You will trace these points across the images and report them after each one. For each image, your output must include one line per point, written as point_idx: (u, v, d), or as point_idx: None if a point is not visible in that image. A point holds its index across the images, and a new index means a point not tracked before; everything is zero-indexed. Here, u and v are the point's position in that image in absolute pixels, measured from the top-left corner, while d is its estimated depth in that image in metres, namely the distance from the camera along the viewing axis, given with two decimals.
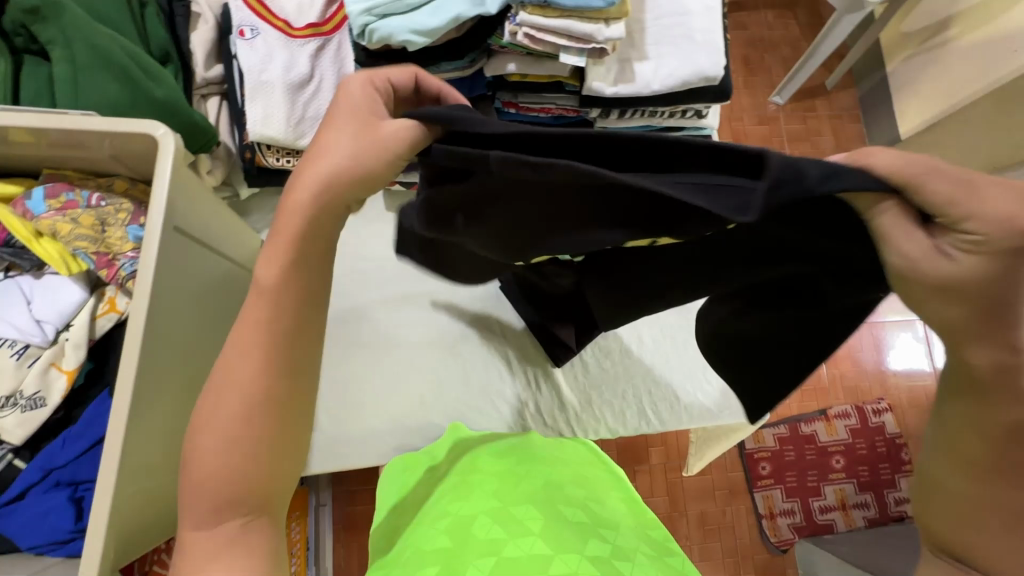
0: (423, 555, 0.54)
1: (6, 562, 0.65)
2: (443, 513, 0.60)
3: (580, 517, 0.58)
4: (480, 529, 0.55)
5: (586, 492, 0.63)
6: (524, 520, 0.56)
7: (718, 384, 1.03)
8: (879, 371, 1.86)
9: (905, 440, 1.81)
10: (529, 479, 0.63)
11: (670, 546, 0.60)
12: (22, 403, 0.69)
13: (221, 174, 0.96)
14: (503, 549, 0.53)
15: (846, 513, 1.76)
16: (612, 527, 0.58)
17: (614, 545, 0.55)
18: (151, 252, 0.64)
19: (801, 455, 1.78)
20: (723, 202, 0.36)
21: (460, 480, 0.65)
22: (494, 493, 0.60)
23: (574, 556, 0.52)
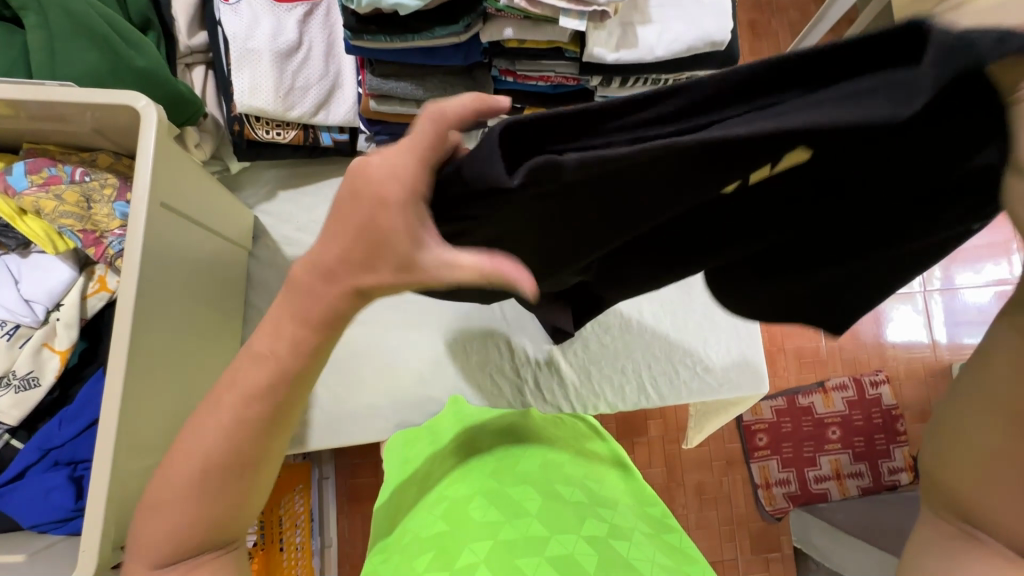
0: (421, 539, 0.55)
1: (9, 540, 0.65)
2: (441, 495, 0.60)
3: (578, 497, 0.58)
4: (477, 511, 0.55)
5: (585, 471, 0.64)
6: (521, 501, 0.56)
7: (719, 359, 1.02)
8: (878, 343, 1.86)
9: (901, 411, 1.83)
10: (527, 458, 0.63)
11: (668, 522, 0.60)
12: (16, 382, 0.68)
13: (210, 148, 0.93)
14: (500, 532, 0.53)
15: (840, 482, 1.79)
16: (610, 506, 0.59)
17: (612, 524, 0.55)
18: (139, 229, 0.62)
19: (797, 427, 1.80)
20: (888, 98, 0.33)
21: (458, 460, 0.65)
22: (492, 475, 0.60)
23: (570, 537, 0.52)
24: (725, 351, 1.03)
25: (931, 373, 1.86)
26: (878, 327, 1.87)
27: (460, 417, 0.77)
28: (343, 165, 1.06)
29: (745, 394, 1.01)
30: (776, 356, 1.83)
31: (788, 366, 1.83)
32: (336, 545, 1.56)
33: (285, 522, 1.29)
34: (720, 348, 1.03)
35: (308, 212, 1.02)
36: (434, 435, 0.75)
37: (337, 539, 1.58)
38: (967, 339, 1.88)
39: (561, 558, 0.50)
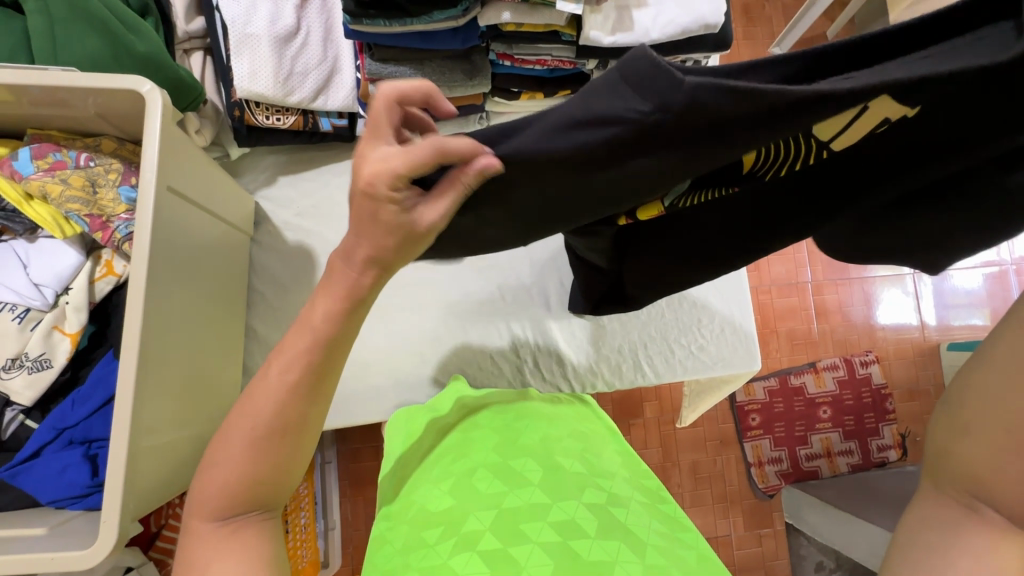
0: (428, 511, 0.56)
1: (28, 516, 0.67)
2: (445, 468, 0.62)
3: (578, 468, 0.60)
4: (481, 483, 0.58)
5: (584, 445, 0.65)
6: (523, 472, 0.58)
7: (713, 339, 1.05)
8: (868, 325, 1.90)
9: (890, 390, 1.88)
10: (528, 432, 0.65)
11: (663, 494, 0.63)
12: (28, 364, 0.70)
13: (210, 134, 0.94)
14: (504, 500, 0.55)
15: (831, 460, 1.84)
16: (608, 477, 0.61)
17: (610, 493, 0.57)
18: (146, 209, 0.64)
19: (789, 407, 1.84)
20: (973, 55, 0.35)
21: (458, 435, 0.67)
22: (494, 448, 0.63)
23: (571, 503, 0.54)
24: (718, 330, 1.05)
25: (919, 353, 1.91)
26: (870, 309, 1.91)
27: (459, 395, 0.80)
28: (343, 149, 1.07)
29: (737, 371, 1.05)
30: (769, 338, 1.86)
31: (780, 348, 1.86)
32: (340, 529, 1.59)
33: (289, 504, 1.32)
34: (714, 326, 1.06)
35: (308, 197, 1.04)
36: (437, 412, 0.76)
37: (340, 521, 1.61)
38: (956, 321, 1.93)
39: (563, 521, 0.52)
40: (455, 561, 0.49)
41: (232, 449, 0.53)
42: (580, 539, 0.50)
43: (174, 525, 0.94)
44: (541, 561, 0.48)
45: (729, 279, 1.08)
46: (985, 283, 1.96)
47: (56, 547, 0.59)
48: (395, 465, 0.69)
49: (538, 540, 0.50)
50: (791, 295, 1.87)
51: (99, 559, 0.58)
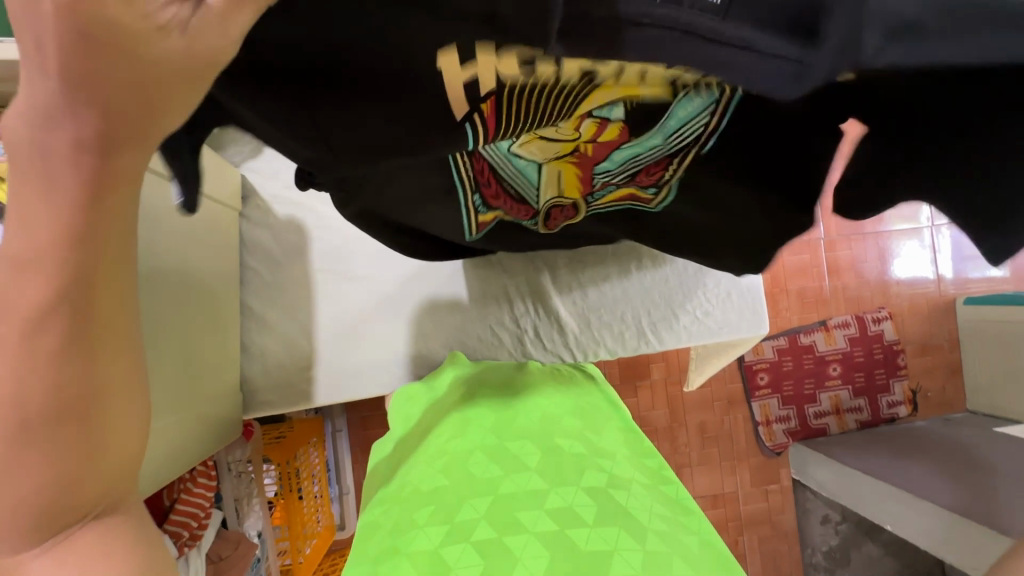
0: (421, 495, 0.55)
1: None
2: (442, 448, 0.60)
3: (577, 449, 0.59)
4: (476, 466, 0.56)
5: (584, 424, 0.64)
6: (520, 456, 0.57)
7: (719, 304, 1.02)
8: (882, 281, 1.85)
9: (902, 347, 1.85)
10: (526, 415, 0.64)
11: (665, 475, 0.62)
12: None
13: None
14: (500, 486, 0.53)
15: (839, 417, 1.83)
16: (610, 458, 0.59)
17: (611, 475, 0.56)
18: None
19: (799, 365, 1.82)
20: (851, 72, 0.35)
21: (454, 415, 0.65)
22: (491, 430, 0.61)
23: (568, 489, 0.53)
24: (725, 295, 1.02)
25: (933, 308, 1.87)
26: (883, 264, 1.85)
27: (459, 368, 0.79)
28: None
29: (744, 336, 1.03)
30: (779, 297, 1.82)
31: (790, 307, 1.83)
32: (355, 493, 1.63)
33: (302, 473, 1.35)
34: (722, 291, 1.02)
35: (297, 167, 1.00)
36: (433, 390, 0.75)
37: (354, 487, 1.65)
38: (973, 274, 1.88)
39: (561, 509, 0.50)
40: (446, 552, 0.47)
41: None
42: (578, 527, 0.48)
43: (186, 499, 0.96)
44: (538, 553, 0.46)
45: None
46: None
47: None
48: (397, 444, 0.68)
49: (536, 529, 0.48)
50: (803, 252, 1.82)
51: None
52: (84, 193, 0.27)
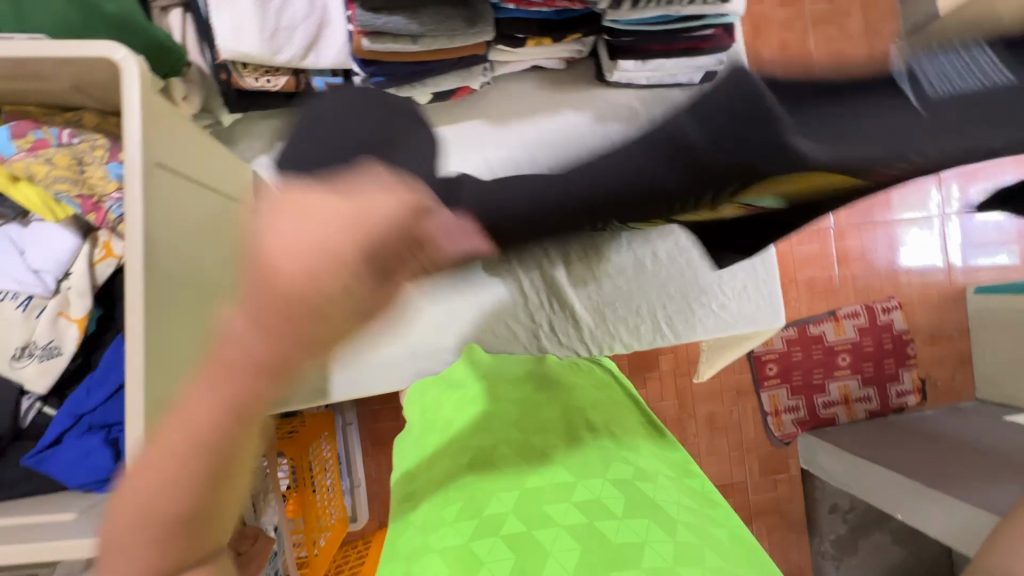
0: (448, 490, 0.55)
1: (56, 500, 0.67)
2: (463, 443, 0.60)
3: (602, 442, 0.59)
4: (501, 460, 0.56)
5: (605, 417, 0.64)
6: (544, 450, 0.57)
7: (735, 297, 1.02)
8: (892, 270, 1.84)
9: (912, 336, 1.85)
10: (548, 409, 0.64)
11: (689, 466, 0.62)
12: (38, 353, 0.68)
13: (198, 100, 0.86)
14: (526, 479, 0.53)
15: (848, 406, 1.83)
16: (633, 450, 0.59)
17: (636, 467, 0.56)
18: (135, 190, 0.60)
19: (808, 355, 1.82)
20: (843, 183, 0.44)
21: (473, 408, 0.65)
22: (513, 424, 0.61)
23: (595, 481, 0.53)
24: (741, 288, 1.02)
25: (943, 297, 1.86)
26: (893, 253, 1.84)
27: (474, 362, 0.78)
28: None
29: (760, 328, 1.02)
30: (789, 287, 1.81)
31: (799, 298, 1.82)
32: (366, 486, 1.63)
33: (315, 467, 1.35)
34: (737, 283, 1.02)
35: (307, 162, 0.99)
36: (451, 382, 0.74)
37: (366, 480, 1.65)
38: (983, 262, 1.87)
39: (588, 501, 0.50)
40: (476, 547, 0.47)
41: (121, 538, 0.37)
42: (607, 520, 0.49)
43: None
44: (569, 545, 0.46)
45: None
46: (1017, 220, 1.87)
47: (86, 533, 0.58)
48: (416, 438, 0.68)
49: (565, 522, 0.48)
50: (812, 242, 1.81)
51: None
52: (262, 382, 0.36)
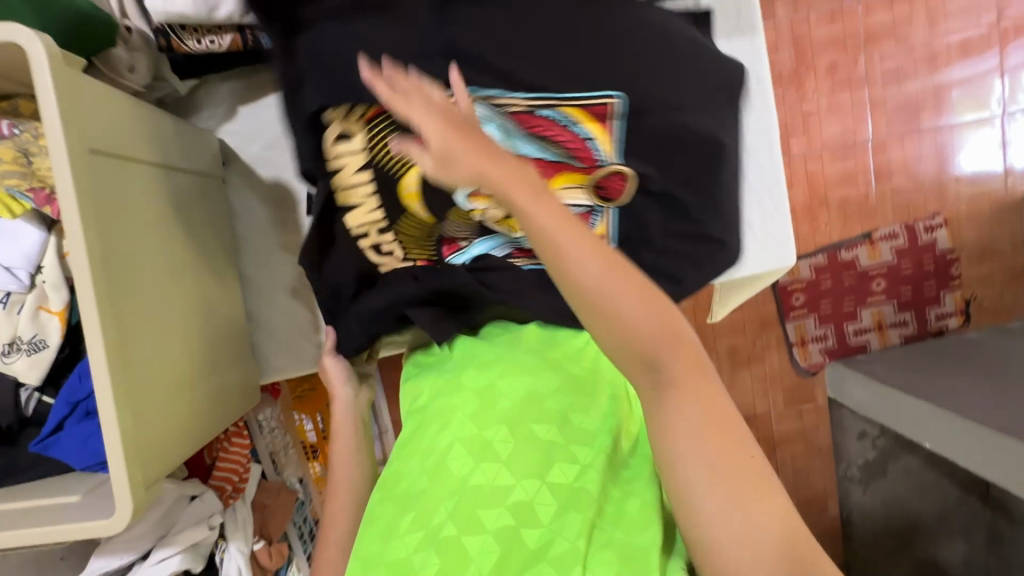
0: (409, 494, 0.57)
1: (67, 479, 0.71)
2: (426, 442, 0.60)
3: (552, 436, 0.57)
4: (454, 461, 0.56)
5: (568, 401, 0.60)
6: (494, 446, 0.56)
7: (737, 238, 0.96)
8: (939, 181, 1.68)
9: (957, 256, 1.72)
10: (509, 394, 0.60)
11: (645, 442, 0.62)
12: (25, 347, 0.70)
13: (146, 71, 0.81)
14: (470, 480, 0.55)
15: (881, 333, 1.75)
16: (586, 442, 0.58)
17: (582, 465, 0.56)
18: (67, 180, 0.58)
19: (838, 282, 1.71)
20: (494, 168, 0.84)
21: (444, 396, 0.63)
22: (471, 416, 0.59)
23: (535, 483, 0.54)
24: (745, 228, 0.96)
25: (996, 210, 1.72)
26: (940, 163, 1.68)
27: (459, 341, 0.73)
28: None
29: (770, 268, 0.95)
30: (819, 211, 1.69)
31: (830, 221, 1.69)
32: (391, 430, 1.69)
33: None
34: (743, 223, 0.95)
35: (271, 126, 0.94)
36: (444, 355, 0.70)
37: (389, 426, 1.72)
38: None
39: (520, 506, 0.53)
40: (416, 559, 0.52)
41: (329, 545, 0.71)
42: (531, 527, 0.52)
43: (225, 456, 1.08)
44: (490, 550, 0.51)
45: (756, 168, 0.95)
46: None
47: (85, 516, 0.62)
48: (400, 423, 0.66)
49: (494, 529, 0.52)
50: (847, 157, 1.66)
51: (122, 527, 0.61)
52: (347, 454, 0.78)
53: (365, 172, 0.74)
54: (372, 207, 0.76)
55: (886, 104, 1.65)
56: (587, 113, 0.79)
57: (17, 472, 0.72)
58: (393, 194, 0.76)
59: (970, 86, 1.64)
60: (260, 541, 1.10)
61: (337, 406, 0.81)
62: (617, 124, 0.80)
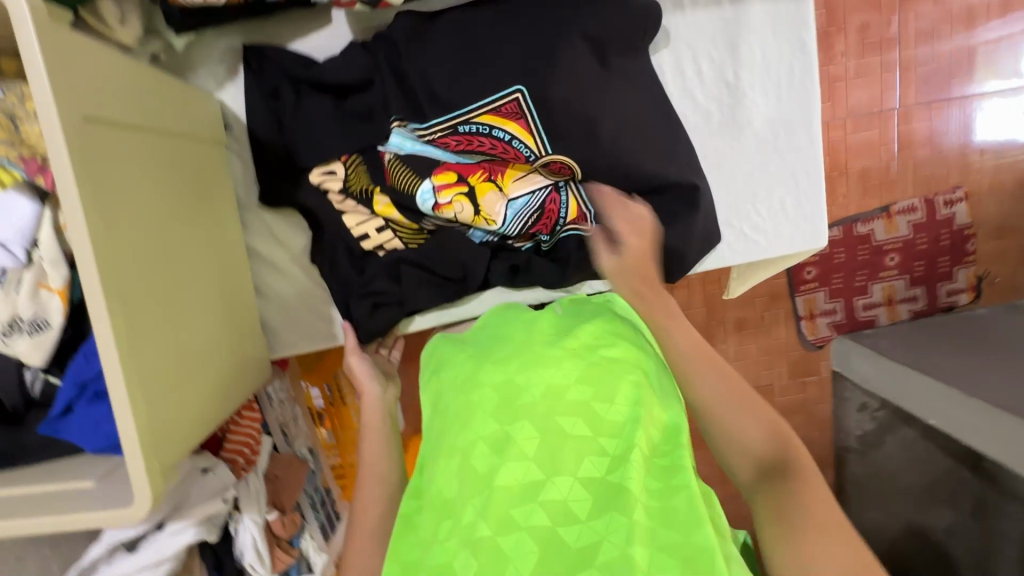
0: (442, 498, 0.55)
1: (80, 462, 0.69)
2: (449, 441, 0.58)
3: (580, 429, 0.54)
4: (476, 458, 0.55)
5: (591, 390, 0.57)
6: (518, 442, 0.54)
7: (769, 218, 0.90)
8: (963, 153, 1.62)
9: (974, 231, 1.68)
10: (529, 387, 0.58)
11: (681, 425, 0.58)
12: (26, 327, 0.66)
13: (138, 23, 0.74)
14: (498, 478, 0.52)
15: (891, 308, 1.73)
16: (614, 432, 0.54)
17: (614, 456, 0.53)
18: (59, 149, 0.53)
19: (852, 256, 1.68)
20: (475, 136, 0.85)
21: (464, 394, 0.61)
22: (492, 412, 0.57)
23: (567, 479, 0.51)
24: (778, 207, 0.90)
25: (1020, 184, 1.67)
26: (966, 133, 1.62)
27: (483, 342, 0.72)
28: (306, 20, 0.85)
29: (799, 250, 0.91)
30: (838, 181, 1.63)
31: (849, 193, 1.64)
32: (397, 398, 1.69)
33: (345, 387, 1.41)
34: (773, 202, 0.89)
35: None
36: (463, 351, 0.70)
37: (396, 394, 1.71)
38: None
39: (555, 504, 0.50)
40: (456, 563, 0.49)
41: (361, 538, 0.68)
42: (570, 524, 0.49)
43: (235, 431, 1.07)
44: (530, 550, 0.48)
45: (794, 143, 0.88)
46: None
47: (102, 504, 0.60)
48: (426, 427, 0.66)
49: (531, 527, 0.49)
50: (871, 126, 1.60)
51: (141, 516, 0.59)
52: (375, 437, 0.77)
53: (343, 198, 0.86)
54: (361, 215, 0.87)
55: (918, 68, 1.56)
56: (499, 108, 0.80)
57: (26, 454, 0.70)
58: (373, 213, 0.87)
59: (1006, 50, 1.56)
60: (275, 511, 1.10)
61: (366, 403, 0.82)
62: (529, 115, 0.80)
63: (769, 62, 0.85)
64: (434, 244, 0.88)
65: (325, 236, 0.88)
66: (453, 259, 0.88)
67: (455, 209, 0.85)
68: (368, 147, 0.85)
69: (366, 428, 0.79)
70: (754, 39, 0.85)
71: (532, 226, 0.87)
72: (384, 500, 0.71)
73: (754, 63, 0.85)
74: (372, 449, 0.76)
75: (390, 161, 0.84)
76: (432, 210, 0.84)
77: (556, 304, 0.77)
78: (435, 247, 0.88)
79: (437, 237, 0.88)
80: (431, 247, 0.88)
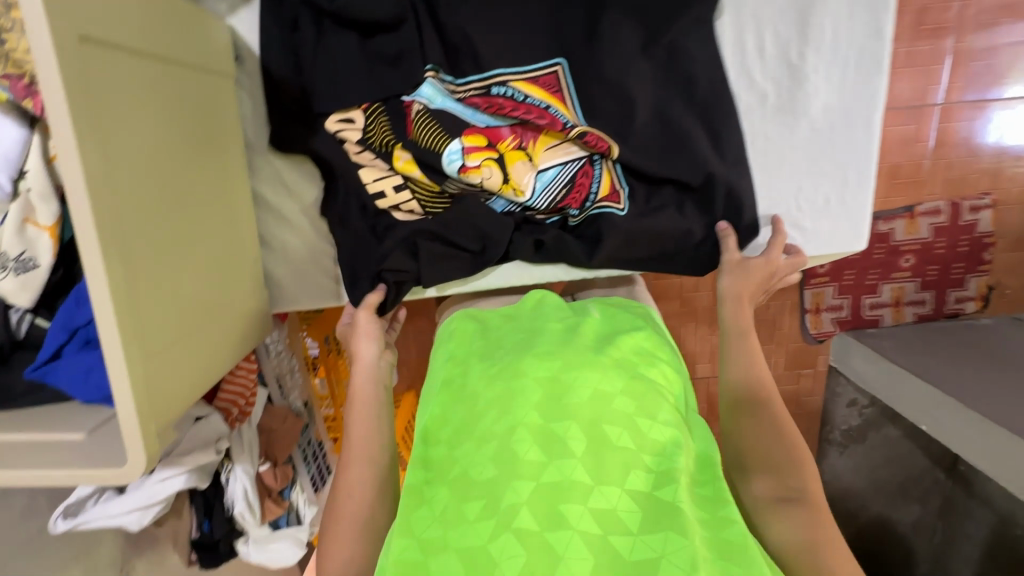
0: (471, 481, 0.53)
1: (67, 412, 0.66)
2: (485, 429, 0.56)
3: (625, 441, 0.53)
4: (520, 446, 0.53)
5: (636, 405, 0.56)
6: (567, 441, 0.52)
7: (810, 214, 0.85)
8: (998, 158, 1.56)
9: (995, 241, 1.62)
10: (576, 390, 0.57)
11: (712, 457, 0.59)
12: (11, 265, 0.61)
13: None
14: (544, 473, 0.50)
15: (897, 309, 1.69)
16: (658, 452, 0.53)
17: (660, 473, 0.52)
18: (47, 70, 0.47)
19: (867, 253, 1.64)
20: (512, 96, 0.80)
21: (504, 385, 0.59)
22: (537, 407, 0.56)
23: (614, 489, 0.50)
24: (822, 203, 0.84)
25: None
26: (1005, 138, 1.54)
27: (511, 339, 0.69)
28: None
29: (834, 251, 0.86)
30: None
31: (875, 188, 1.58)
32: None
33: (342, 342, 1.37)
34: (817, 198, 0.84)
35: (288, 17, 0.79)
36: (494, 346, 0.69)
37: None
38: None
39: (603, 512, 0.48)
40: (492, 547, 0.47)
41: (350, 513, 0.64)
42: (619, 533, 0.47)
43: (232, 380, 1.02)
44: (582, 552, 0.46)
45: (850, 136, 0.82)
46: None
47: (93, 463, 0.57)
48: (446, 412, 0.63)
49: (580, 528, 0.47)
50: (910, 120, 1.52)
51: (135, 478, 0.56)
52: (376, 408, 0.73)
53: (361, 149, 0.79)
54: (379, 170, 0.80)
55: (970, 63, 1.48)
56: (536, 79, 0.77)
57: (11, 398, 0.66)
58: (392, 169, 0.80)
59: None
60: (266, 463, 1.09)
61: (359, 368, 0.75)
62: (567, 91, 0.78)
63: (839, 45, 0.78)
64: (452, 212, 0.81)
65: (337, 188, 0.82)
66: (474, 231, 0.81)
67: (483, 175, 0.78)
68: (395, 97, 0.77)
69: (355, 401, 0.72)
70: (828, 16, 0.77)
71: (561, 200, 0.81)
72: (377, 477, 0.67)
73: (823, 44, 0.78)
74: (368, 421, 0.71)
75: (418, 115, 0.76)
76: (457, 172, 0.77)
77: (592, 307, 0.75)
78: (454, 215, 0.81)
79: (458, 206, 0.81)
80: (451, 216, 0.81)
